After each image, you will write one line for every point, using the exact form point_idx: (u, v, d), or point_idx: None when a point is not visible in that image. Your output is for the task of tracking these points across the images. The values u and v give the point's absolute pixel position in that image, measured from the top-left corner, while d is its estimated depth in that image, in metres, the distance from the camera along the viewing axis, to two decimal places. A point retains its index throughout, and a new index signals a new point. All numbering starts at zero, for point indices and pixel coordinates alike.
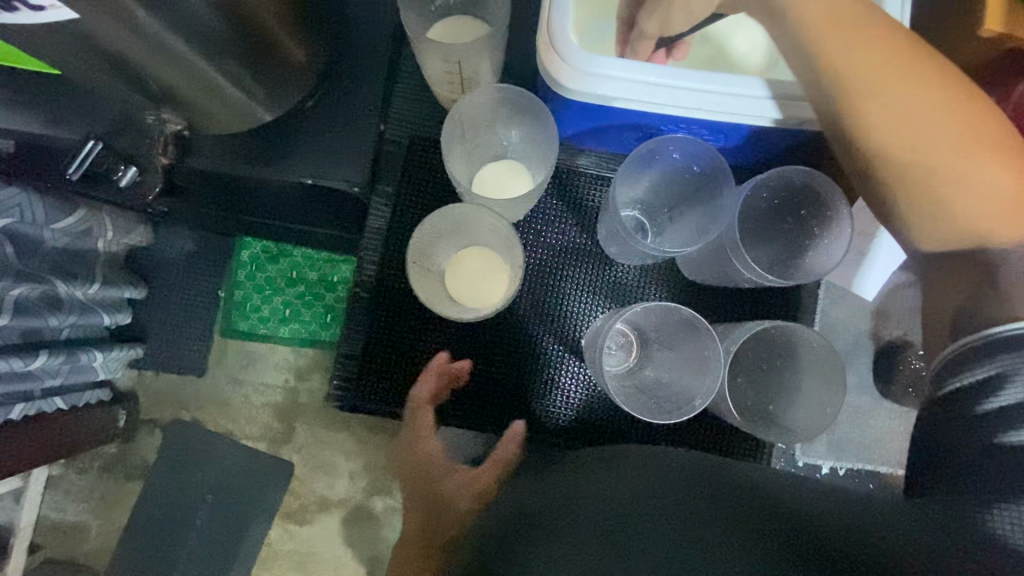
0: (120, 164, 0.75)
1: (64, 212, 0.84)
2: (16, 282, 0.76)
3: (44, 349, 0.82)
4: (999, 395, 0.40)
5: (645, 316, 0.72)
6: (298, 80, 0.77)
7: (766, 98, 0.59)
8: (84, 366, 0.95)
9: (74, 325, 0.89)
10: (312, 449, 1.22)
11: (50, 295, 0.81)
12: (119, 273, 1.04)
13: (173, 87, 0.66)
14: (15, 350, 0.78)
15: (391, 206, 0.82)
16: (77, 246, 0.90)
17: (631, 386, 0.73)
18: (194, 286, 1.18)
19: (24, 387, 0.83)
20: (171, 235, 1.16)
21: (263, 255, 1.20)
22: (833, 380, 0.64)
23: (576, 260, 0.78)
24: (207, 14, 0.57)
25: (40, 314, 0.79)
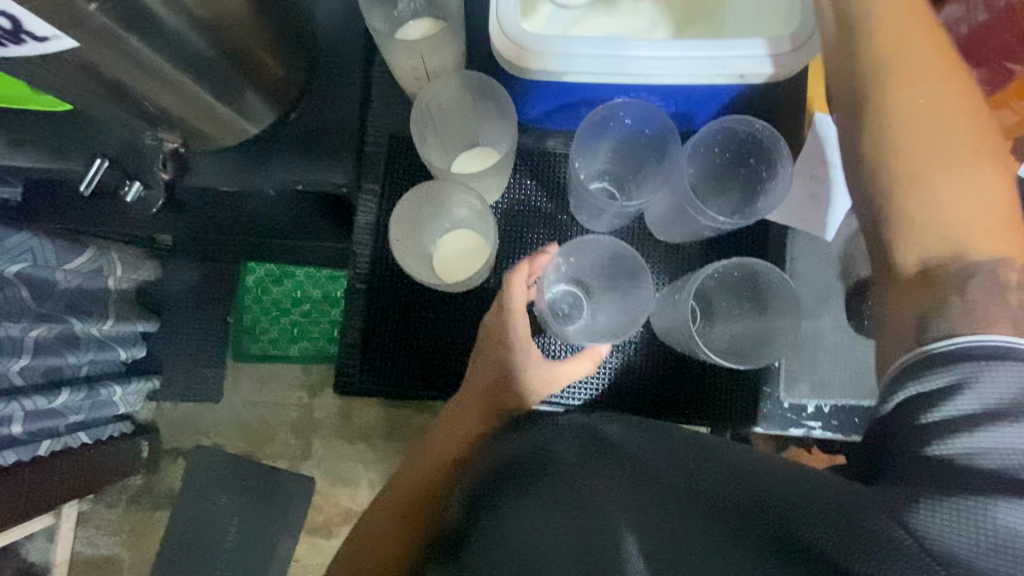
0: (128, 179, 0.81)
1: (72, 254, 0.88)
2: (36, 322, 0.82)
3: (66, 386, 0.89)
4: (947, 406, 0.41)
5: (580, 266, 0.79)
6: (278, 95, 0.83)
7: (764, 56, 0.63)
8: (104, 401, 1.00)
9: (92, 362, 0.95)
10: (331, 462, 1.26)
11: (67, 335, 0.87)
12: (129, 307, 1.06)
13: (167, 107, 0.72)
14: (39, 388, 0.84)
15: (377, 202, 0.87)
16: (91, 286, 0.95)
17: (588, 333, 0.78)
18: (205, 315, 1.20)
19: (51, 424, 0.90)
20: (179, 269, 1.18)
21: (268, 278, 1.23)
22: (792, 304, 0.70)
23: (556, 235, 0.83)
24: (190, 38, 0.63)
25: (59, 353, 0.85)
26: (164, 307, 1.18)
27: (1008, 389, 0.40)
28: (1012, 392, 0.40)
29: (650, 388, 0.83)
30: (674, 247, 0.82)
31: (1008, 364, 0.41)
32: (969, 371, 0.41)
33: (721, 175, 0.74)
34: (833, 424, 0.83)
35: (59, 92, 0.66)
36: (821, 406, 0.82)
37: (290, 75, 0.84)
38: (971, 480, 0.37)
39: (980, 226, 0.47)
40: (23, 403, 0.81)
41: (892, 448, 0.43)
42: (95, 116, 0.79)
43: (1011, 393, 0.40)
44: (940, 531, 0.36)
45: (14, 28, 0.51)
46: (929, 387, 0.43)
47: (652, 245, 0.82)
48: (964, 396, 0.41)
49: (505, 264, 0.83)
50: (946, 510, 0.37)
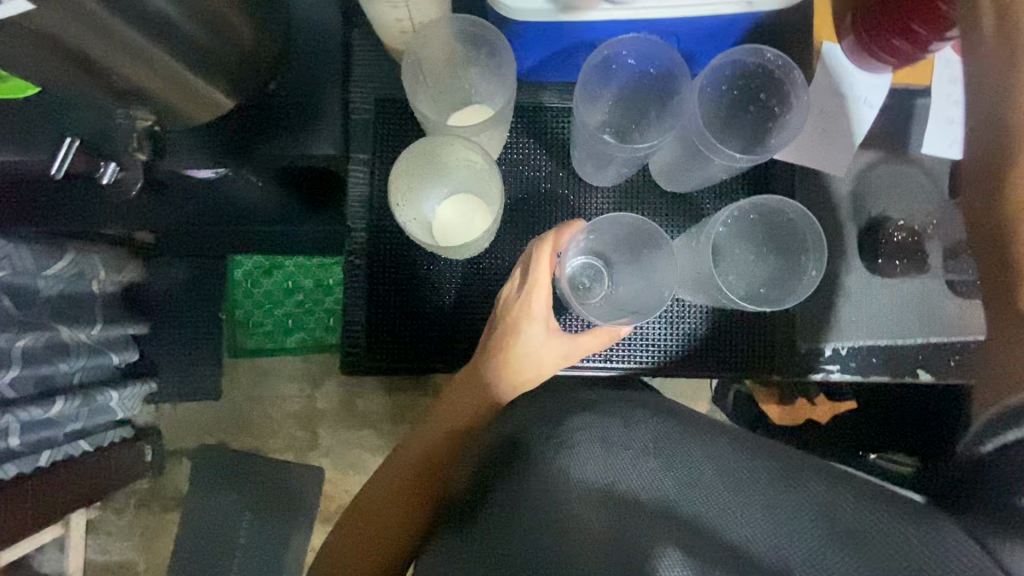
0: (101, 162, 0.75)
1: (52, 256, 0.83)
2: (21, 332, 0.77)
3: (60, 395, 0.85)
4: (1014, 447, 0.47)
5: (600, 239, 0.77)
6: (257, 65, 0.78)
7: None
8: (102, 406, 0.97)
9: (85, 368, 0.91)
10: (340, 449, 1.24)
11: (55, 342, 0.83)
12: (119, 311, 1.04)
13: (138, 82, 0.68)
14: (32, 399, 0.80)
15: (368, 172, 0.83)
16: (77, 289, 0.90)
17: (607, 308, 0.77)
18: (196, 313, 1.18)
19: (48, 434, 0.86)
20: (164, 268, 1.15)
21: (257, 271, 1.17)
22: (817, 242, 0.69)
23: (568, 208, 0.80)
24: (158, 2, 0.58)
25: (48, 361, 0.81)
26: (153, 307, 1.15)
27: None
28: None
29: (665, 341, 0.81)
30: (681, 198, 0.80)
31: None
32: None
33: (731, 114, 0.70)
34: (850, 365, 0.82)
35: (21, 67, 0.61)
36: (837, 348, 0.81)
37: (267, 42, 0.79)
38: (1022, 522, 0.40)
39: None
40: (18, 413, 0.77)
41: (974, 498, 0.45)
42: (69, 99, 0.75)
43: None
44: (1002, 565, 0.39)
45: None
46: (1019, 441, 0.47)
47: (656, 198, 0.80)
48: None
49: (508, 228, 0.80)
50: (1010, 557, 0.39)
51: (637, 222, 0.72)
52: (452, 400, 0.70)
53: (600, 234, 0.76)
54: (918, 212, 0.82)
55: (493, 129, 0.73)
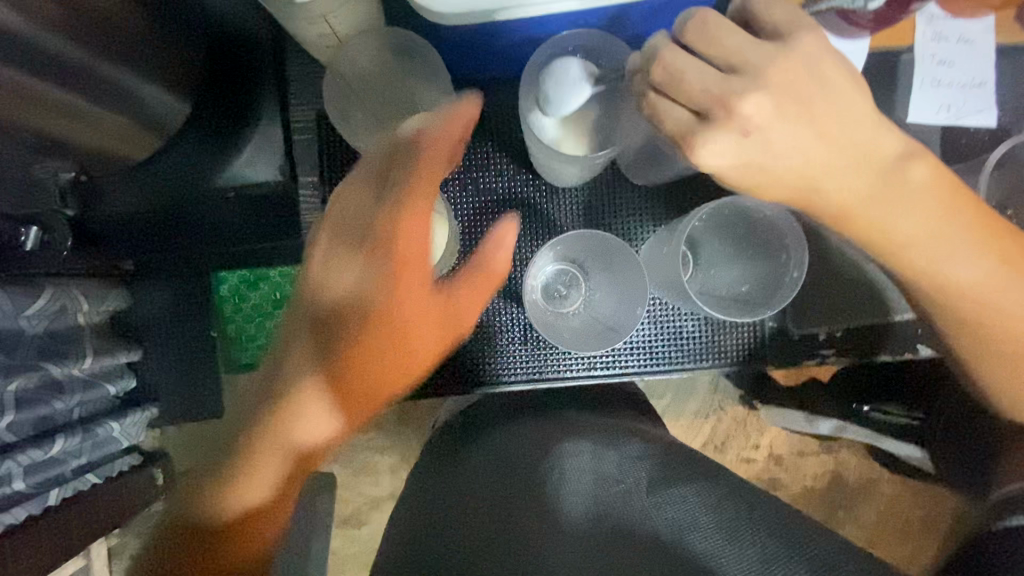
0: (20, 227, 0.75)
1: (30, 295, 0.73)
2: (10, 375, 0.68)
3: (60, 432, 0.76)
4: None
5: (574, 248, 0.74)
6: (173, 91, 0.75)
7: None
8: (103, 438, 0.87)
9: (82, 401, 0.82)
10: (349, 456, 1.21)
11: (50, 379, 0.74)
12: (107, 338, 0.91)
13: (31, 122, 0.61)
14: (31, 441, 0.71)
15: (318, 194, 0.77)
16: (60, 326, 0.78)
17: (586, 317, 0.75)
18: (184, 336, 0.99)
19: (55, 472, 0.76)
20: (149, 287, 0.97)
21: (243, 283, 1.00)
22: (795, 244, 0.64)
23: (533, 214, 0.75)
24: (49, 41, 0.54)
25: (45, 400, 0.72)
26: (143, 333, 0.98)
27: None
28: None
29: (650, 343, 0.77)
30: (651, 191, 0.75)
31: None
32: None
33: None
34: (847, 348, 0.78)
35: None
36: (832, 333, 0.77)
37: (184, 58, 0.75)
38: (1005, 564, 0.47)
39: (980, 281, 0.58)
40: (19, 459, 0.68)
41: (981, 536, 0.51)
42: None
43: None
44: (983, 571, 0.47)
45: None
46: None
47: (626, 193, 0.75)
48: None
49: (472, 240, 0.76)
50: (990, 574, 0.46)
51: (605, 239, 0.70)
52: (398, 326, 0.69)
53: (569, 245, 0.74)
54: None
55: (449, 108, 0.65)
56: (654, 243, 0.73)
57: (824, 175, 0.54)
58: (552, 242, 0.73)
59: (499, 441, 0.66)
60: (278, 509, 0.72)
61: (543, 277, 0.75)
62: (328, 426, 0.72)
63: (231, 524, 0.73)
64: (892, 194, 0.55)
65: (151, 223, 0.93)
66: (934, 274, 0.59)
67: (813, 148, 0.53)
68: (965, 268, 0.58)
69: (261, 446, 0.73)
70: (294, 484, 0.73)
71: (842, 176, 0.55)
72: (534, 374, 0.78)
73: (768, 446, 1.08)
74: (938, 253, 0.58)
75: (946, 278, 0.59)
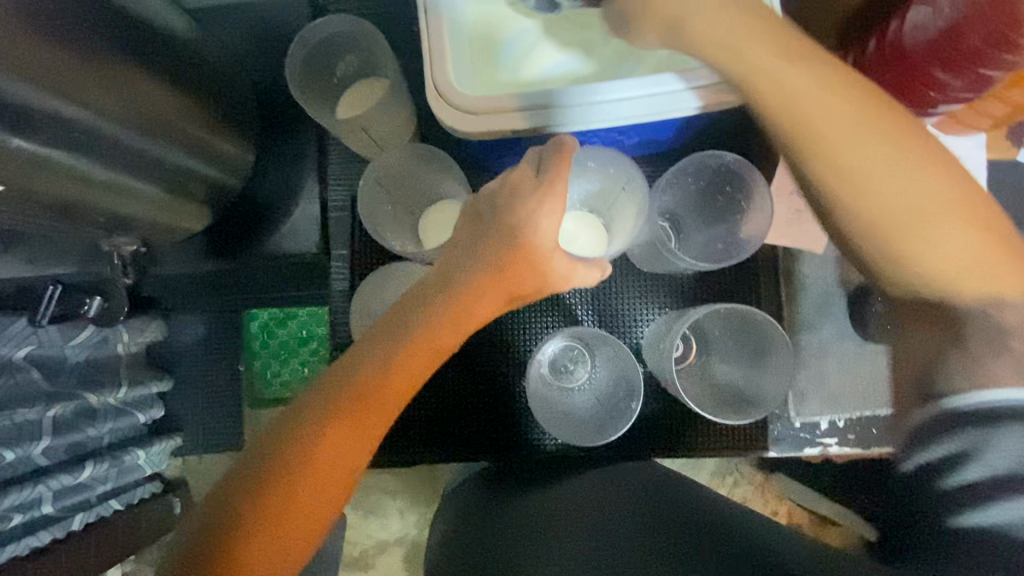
0: (85, 299, 0.83)
1: (77, 329, 0.82)
2: (50, 404, 0.76)
3: (91, 458, 0.83)
4: (966, 470, 0.52)
5: (583, 334, 0.77)
6: (220, 164, 0.83)
7: (681, 91, 0.62)
8: (130, 465, 0.92)
9: (114, 429, 0.89)
10: (360, 495, 1.25)
11: (84, 409, 0.82)
12: (142, 368, 0.99)
13: (124, 214, 0.73)
14: (64, 466, 0.78)
15: (348, 265, 0.84)
16: (101, 355, 0.87)
17: (592, 398, 0.79)
18: (214, 370, 1.08)
19: (80, 497, 0.82)
20: (183, 321, 1.06)
21: (273, 321, 1.08)
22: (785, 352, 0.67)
23: (546, 301, 0.80)
24: (126, 141, 0.64)
25: (79, 428, 0.80)
26: (175, 361, 1.08)
27: (1016, 454, 0.51)
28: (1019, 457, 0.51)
29: (650, 424, 0.79)
30: (656, 278, 0.79)
31: (1007, 422, 0.51)
32: (972, 440, 0.52)
33: (698, 206, 0.76)
34: (851, 437, 0.79)
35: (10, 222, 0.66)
36: (834, 421, 0.79)
37: (239, 144, 0.86)
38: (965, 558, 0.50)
39: (950, 242, 0.53)
40: (50, 483, 0.74)
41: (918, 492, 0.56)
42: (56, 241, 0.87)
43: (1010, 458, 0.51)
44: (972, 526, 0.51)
45: None
46: (933, 454, 0.54)
47: (634, 279, 0.79)
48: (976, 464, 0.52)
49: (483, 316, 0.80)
50: None
51: (606, 336, 0.76)
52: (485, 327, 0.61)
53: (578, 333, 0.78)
54: None
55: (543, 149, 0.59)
56: (657, 330, 0.77)
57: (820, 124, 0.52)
58: (565, 332, 0.77)
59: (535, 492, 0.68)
60: (290, 522, 0.53)
61: (553, 357, 0.79)
62: (386, 392, 0.56)
63: (228, 540, 0.52)
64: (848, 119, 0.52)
65: (205, 278, 1.04)
66: (907, 222, 0.53)
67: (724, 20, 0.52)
68: (963, 275, 0.53)
69: (303, 433, 0.54)
70: (342, 482, 0.55)
71: (796, 78, 0.51)
72: (534, 444, 0.81)
73: (787, 515, 1.02)
74: (903, 195, 0.53)
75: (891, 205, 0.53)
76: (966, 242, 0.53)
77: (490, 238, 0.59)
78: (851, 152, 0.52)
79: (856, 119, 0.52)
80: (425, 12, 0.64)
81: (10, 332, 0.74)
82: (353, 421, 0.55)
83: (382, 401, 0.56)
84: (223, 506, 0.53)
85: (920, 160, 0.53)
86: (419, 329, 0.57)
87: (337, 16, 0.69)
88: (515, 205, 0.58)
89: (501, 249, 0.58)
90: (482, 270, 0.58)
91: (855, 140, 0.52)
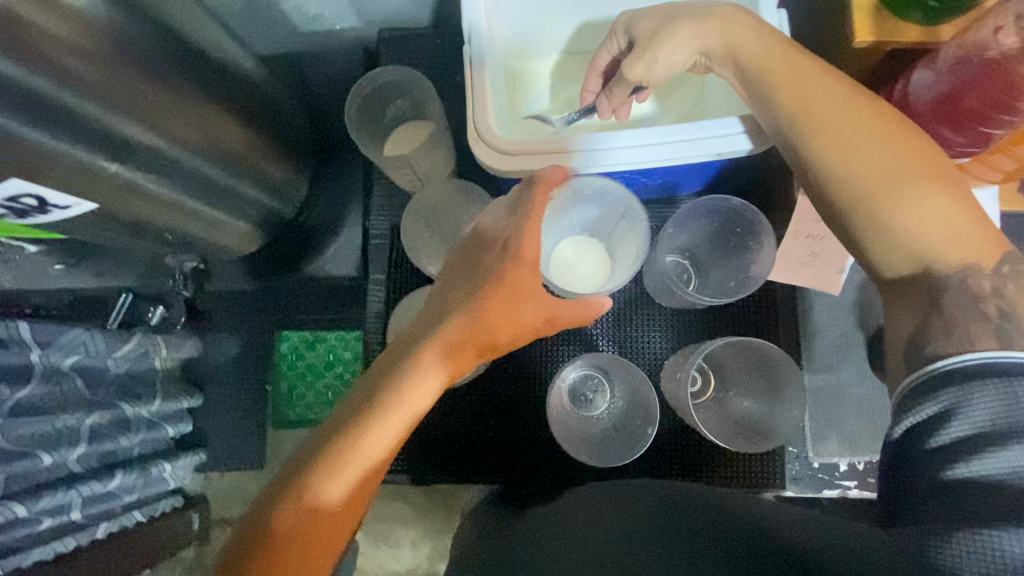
0: (151, 307, 0.99)
1: (121, 341, 0.91)
2: (90, 411, 0.83)
3: (119, 468, 0.89)
4: (949, 429, 0.43)
5: (600, 362, 0.81)
6: (275, 193, 0.92)
7: (740, 132, 0.67)
8: (156, 478, 0.98)
9: (145, 441, 0.97)
10: (374, 524, 1.27)
11: (119, 418, 0.89)
12: (175, 384, 1.07)
13: (185, 231, 0.81)
14: (96, 473, 0.85)
15: (385, 289, 0.89)
16: (139, 369, 0.96)
17: (609, 424, 0.83)
18: (246, 385, 1.14)
19: (105, 507, 0.87)
20: (218, 340, 1.13)
21: (303, 344, 1.12)
22: (796, 390, 0.69)
23: (568, 332, 0.84)
24: (198, 167, 0.72)
25: (112, 437, 0.87)
26: (206, 379, 1.14)
27: (992, 408, 0.42)
28: (999, 409, 0.42)
29: (663, 457, 0.82)
30: (676, 314, 0.83)
31: (988, 381, 0.44)
32: (952, 398, 0.44)
33: (711, 246, 0.81)
34: (870, 480, 0.80)
35: (92, 238, 0.74)
36: (853, 463, 0.80)
37: (294, 175, 0.95)
38: (983, 504, 0.40)
39: (935, 234, 0.52)
40: (81, 489, 0.80)
41: (899, 466, 0.46)
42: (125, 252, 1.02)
43: (998, 414, 0.42)
44: (990, 560, 0.38)
45: (39, 203, 0.60)
46: (922, 417, 0.46)
47: (654, 314, 0.84)
48: (955, 422, 0.43)
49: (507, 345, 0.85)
50: (972, 547, 0.39)
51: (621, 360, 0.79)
52: (498, 351, 0.61)
53: (592, 360, 0.81)
54: None
55: (522, 187, 0.61)
56: (673, 363, 0.80)
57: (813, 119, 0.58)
58: (583, 358, 0.81)
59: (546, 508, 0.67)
60: (309, 546, 0.51)
61: (572, 382, 0.83)
62: (385, 434, 0.54)
63: None
64: (841, 108, 0.57)
65: (250, 296, 1.12)
66: (883, 207, 0.53)
67: (736, 37, 0.64)
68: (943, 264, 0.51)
69: (335, 452, 0.53)
70: (362, 502, 0.55)
71: (790, 84, 0.60)
72: (554, 471, 0.83)
73: None
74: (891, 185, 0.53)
75: (873, 179, 0.54)
76: (949, 235, 0.51)
77: (484, 271, 0.59)
78: (837, 146, 0.57)
79: (846, 110, 0.57)
80: (471, 65, 0.71)
81: (64, 341, 0.83)
82: (385, 438, 0.54)
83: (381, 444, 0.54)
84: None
85: (927, 160, 0.54)
86: (439, 345, 0.57)
87: (396, 67, 0.77)
88: (502, 237, 0.60)
89: (496, 282, 0.58)
90: (489, 290, 0.57)
91: (845, 126, 0.57)
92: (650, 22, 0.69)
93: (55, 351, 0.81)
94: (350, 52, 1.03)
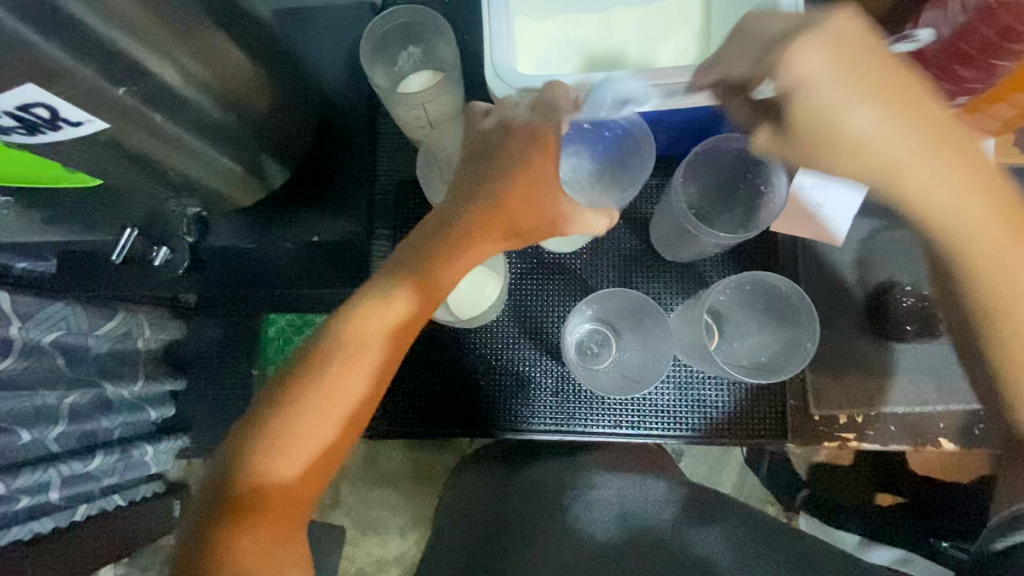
0: (154, 247, 0.98)
1: (102, 318, 0.92)
2: (70, 389, 0.86)
3: (100, 449, 0.92)
4: None
5: (605, 307, 0.83)
6: (284, 146, 0.91)
7: None
8: (137, 461, 1.01)
9: (124, 424, 0.98)
10: (360, 509, 1.26)
11: (101, 398, 0.91)
12: (161, 367, 1.10)
13: (188, 175, 0.81)
14: (76, 452, 0.87)
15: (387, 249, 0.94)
16: (121, 348, 0.98)
17: (618, 374, 0.83)
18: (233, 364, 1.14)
19: (85, 488, 0.90)
20: (200, 325, 1.15)
21: (291, 327, 1.15)
22: (807, 320, 0.73)
23: (578, 287, 0.85)
24: (203, 105, 0.70)
25: (93, 417, 0.89)
26: (191, 363, 1.15)
27: None
28: None
29: (673, 407, 0.82)
30: (679, 266, 0.85)
31: None
32: None
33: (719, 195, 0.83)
34: (867, 434, 0.80)
35: (91, 169, 0.72)
36: (852, 416, 0.80)
37: (304, 128, 0.94)
38: None
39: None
40: (61, 469, 0.83)
41: None
42: (125, 202, 1.01)
43: None
44: None
45: (52, 116, 0.59)
46: None
47: (658, 266, 0.85)
48: None
49: (519, 297, 0.86)
50: None
51: (636, 295, 0.79)
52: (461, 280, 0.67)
53: (602, 305, 0.83)
54: (925, 278, 0.81)
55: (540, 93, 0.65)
56: (683, 311, 0.82)
57: (956, 220, 0.50)
58: (587, 299, 0.82)
59: (527, 471, 0.72)
60: (303, 483, 0.58)
61: (579, 333, 0.84)
62: (355, 379, 0.61)
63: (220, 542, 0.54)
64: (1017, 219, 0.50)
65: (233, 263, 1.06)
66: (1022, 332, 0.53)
67: (901, 127, 0.48)
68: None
69: (305, 399, 0.59)
70: (337, 454, 0.61)
71: (917, 161, 0.49)
72: (564, 426, 0.83)
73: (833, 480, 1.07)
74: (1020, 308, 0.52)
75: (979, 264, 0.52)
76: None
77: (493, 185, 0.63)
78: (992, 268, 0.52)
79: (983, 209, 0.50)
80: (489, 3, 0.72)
81: (45, 314, 0.83)
82: (358, 378, 0.61)
83: (346, 392, 0.60)
84: (205, 524, 0.55)
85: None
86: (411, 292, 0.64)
87: (410, 6, 0.78)
88: None
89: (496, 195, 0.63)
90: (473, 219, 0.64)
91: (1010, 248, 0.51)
92: (826, 50, 0.47)
93: (34, 326, 0.81)
94: (358, 10, 1.03)
